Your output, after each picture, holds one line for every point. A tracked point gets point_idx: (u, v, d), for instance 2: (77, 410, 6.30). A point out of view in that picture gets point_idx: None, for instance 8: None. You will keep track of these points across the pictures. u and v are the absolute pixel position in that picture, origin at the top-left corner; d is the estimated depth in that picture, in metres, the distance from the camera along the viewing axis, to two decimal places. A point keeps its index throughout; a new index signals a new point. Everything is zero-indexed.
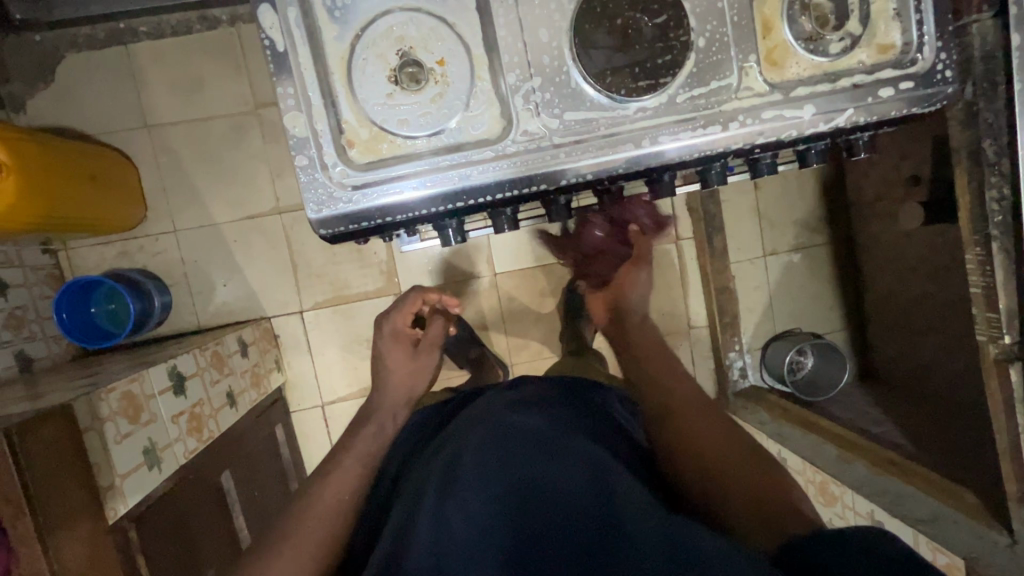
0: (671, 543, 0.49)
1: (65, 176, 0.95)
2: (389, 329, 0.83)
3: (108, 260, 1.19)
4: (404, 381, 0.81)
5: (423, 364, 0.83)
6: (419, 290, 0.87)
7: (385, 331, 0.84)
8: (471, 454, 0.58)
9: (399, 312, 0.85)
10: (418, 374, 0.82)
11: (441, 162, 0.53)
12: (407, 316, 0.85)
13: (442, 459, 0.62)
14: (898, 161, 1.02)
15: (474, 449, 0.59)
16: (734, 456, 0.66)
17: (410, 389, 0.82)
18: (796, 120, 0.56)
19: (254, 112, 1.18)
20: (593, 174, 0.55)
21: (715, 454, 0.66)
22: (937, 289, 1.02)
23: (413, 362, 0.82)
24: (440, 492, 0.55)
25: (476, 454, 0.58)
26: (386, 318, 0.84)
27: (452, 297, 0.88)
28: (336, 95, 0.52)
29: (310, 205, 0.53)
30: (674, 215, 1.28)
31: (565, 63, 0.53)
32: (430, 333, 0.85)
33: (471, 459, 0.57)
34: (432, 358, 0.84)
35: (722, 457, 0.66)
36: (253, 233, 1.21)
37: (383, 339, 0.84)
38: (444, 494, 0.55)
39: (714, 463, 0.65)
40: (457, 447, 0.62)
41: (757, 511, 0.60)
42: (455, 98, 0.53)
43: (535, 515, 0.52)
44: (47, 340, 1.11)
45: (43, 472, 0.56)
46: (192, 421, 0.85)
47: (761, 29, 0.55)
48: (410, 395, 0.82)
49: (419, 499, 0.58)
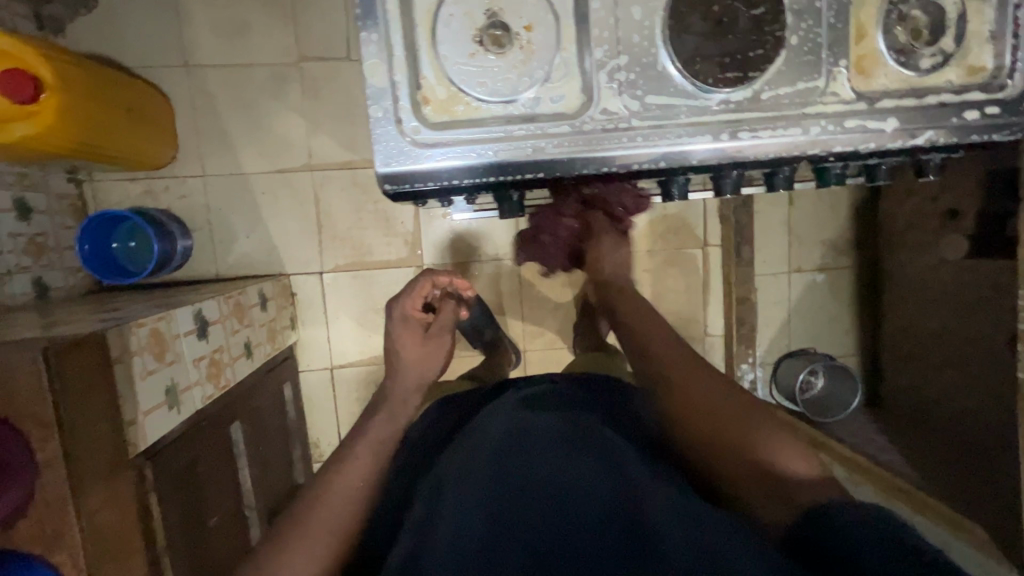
0: (699, 541, 0.47)
1: (104, 105, 0.93)
2: (400, 311, 0.86)
3: (132, 197, 1.16)
4: (418, 362, 0.84)
5: (435, 347, 0.86)
6: (429, 273, 0.89)
7: (394, 315, 0.87)
8: (492, 455, 0.58)
9: (409, 295, 0.87)
10: (430, 357, 0.85)
11: (515, 132, 0.52)
12: (417, 300, 0.87)
13: (459, 456, 0.62)
14: (938, 193, 1.04)
15: (492, 454, 0.58)
16: (757, 430, 0.62)
17: (423, 370, 0.84)
18: (877, 133, 0.55)
19: (297, 65, 1.16)
20: (666, 162, 0.54)
21: (735, 430, 0.62)
22: (958, 325, 1.04)
23: (424, 347, 0.85)
24: (461, 485, 0.55)
25: (497, 455, 0.58)
26: (397, 302, 0.87)
27: (462, 280, 0.91)
28: (419, 49, 0.51)
29: (379, 157, 0.52)
30: (706, 219, 1.27)
31: (655, 44, 0.51)
32: (440, 318, 0.88)
33: (494, 460, 0.57)
34: (444, 341, 0.86)
35: (741, 429, 0.62)
36: (282, 187, 1.19)
37: (394, 322, 0.87)
38: (467, 491, 0.54)
39: (729, 442, 0.61)
40: (470, 450, 0.61)
41: (773, 490, 0.57)
42: (538, 67, 0.51)
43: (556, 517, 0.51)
44: (65, 271, 1.10)
45: (75, 399, 0.55)
46: (212, 367, 0.84)
47: (854, 35, 0.53)
48: (423, 377, 0.84)
49: (442, 485, 0.58)
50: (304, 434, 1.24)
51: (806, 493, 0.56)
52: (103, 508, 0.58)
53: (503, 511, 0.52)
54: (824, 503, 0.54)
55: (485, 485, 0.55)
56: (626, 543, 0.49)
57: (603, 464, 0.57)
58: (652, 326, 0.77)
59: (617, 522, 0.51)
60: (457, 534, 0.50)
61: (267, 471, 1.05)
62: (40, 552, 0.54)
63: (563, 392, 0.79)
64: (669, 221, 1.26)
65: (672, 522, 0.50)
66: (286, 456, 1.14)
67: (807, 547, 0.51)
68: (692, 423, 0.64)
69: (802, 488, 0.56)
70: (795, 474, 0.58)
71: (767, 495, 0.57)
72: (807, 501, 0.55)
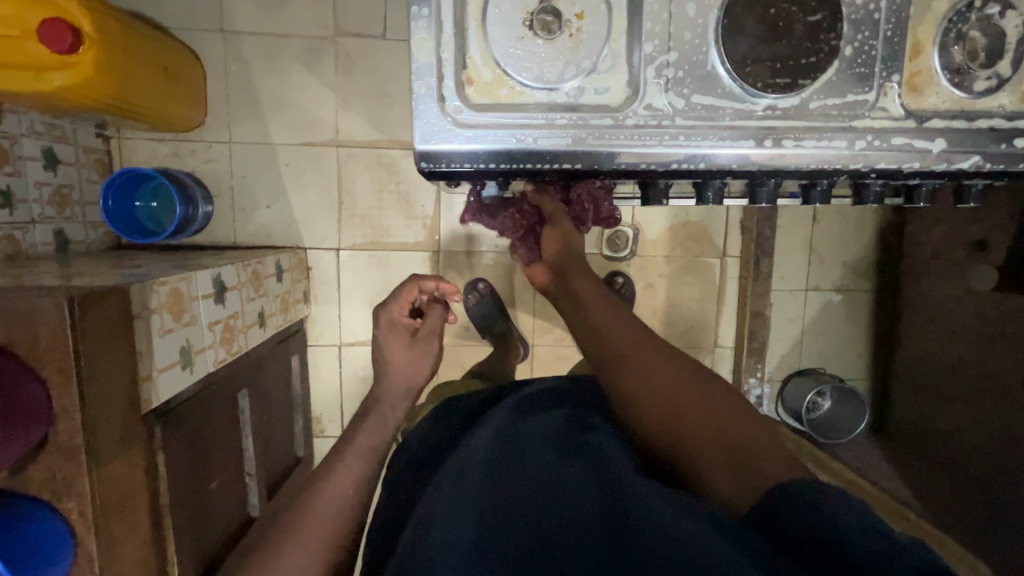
0: (687, 532, 0.46)
1: (139, 61, 0.92)
2: (386, 318, 0.86)
3: (158, 157, 1.17)
4: (404, 369, 0.82)
5: (421, 354, 0.84)
6: (415, 279, 0.89)
7: (381, 321, 0.86)
8: (486, 461, 0.58)
9: (395, 302, 0.87)
10: (416, 363, 0.83)
11: (556, 120, 0.52)
12: (403, 306, 0.87)
13: (456, 461, 0.62)
14: (967, 224, 1.02)
15: (481, 455, 0.59)
16: (732, 423, 0.62)
17: (410, 378, 0.82)
18: (923, 152, 0.54)
19: (332, 40, 1.15)
20: (705, 164, 0.53)
21: (705, 419, 0.62)
22: (975, 358, 1.02)
23: (410, 353, 0.84)
24: (456, 488, 0.55)
25: (491, 460, 0.58)
26: (383, 310, 0.87)
27: (450, 284, 0.88)
28: (468, 29, 0.50)
29: (417, 133, 0.51)
30: (727, 229, 1.26)
31: (706, 43, 0.50)
32: (427, 322, 0.86)
33: (488, 464, 0.58)
34: (430, 347, 0.84)
35: (711, 420, 0.62)
36: (307, 160, 1.19)
37: (381, 329, 0.86)
38: (462, 492, 0.54)
39: (699, 433, 0.61)
40: (465, 454, 0.62)
41: (737, 467, 0.57)
42: (585, 57, 0.51)
43: (536, 506, 0.51)
44: (86, 225, 1.11)
45: (94, 349, 0.55)
46: (226, 332, 0.85)
47: (910, 51, 0.52)
48: (410, 386, 0.82)
49: (439, 488, 0.57)
50: (308, 409, 1.24)
51: (768, 469, 0.55)
52: (114, 460, 0.58)
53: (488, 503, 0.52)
54: (790, 479, 0.53)
55: (478, 492, 0.54)
56: (603, 528, 0.48)
57: (588, 462, 0.58)
58: (610, 310, 0.76)
59: (596, 510, 0.51)
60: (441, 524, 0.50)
61: (269, 441, 1.05)
62: (51, 497, 0.54)
63: (559, 394, 0.79)
64: (690, 228, 1.25)
65: (660, 515, 0.48)
66: (288, 429, 1.15)
67: (773, 527, 0.50)
68: (656, 416, 0.65)
69: (771, 470, 0.55)
70: (760, 454, 0.58)
71: (727, 473, 0.57)
72: (769, 479, 0.54)
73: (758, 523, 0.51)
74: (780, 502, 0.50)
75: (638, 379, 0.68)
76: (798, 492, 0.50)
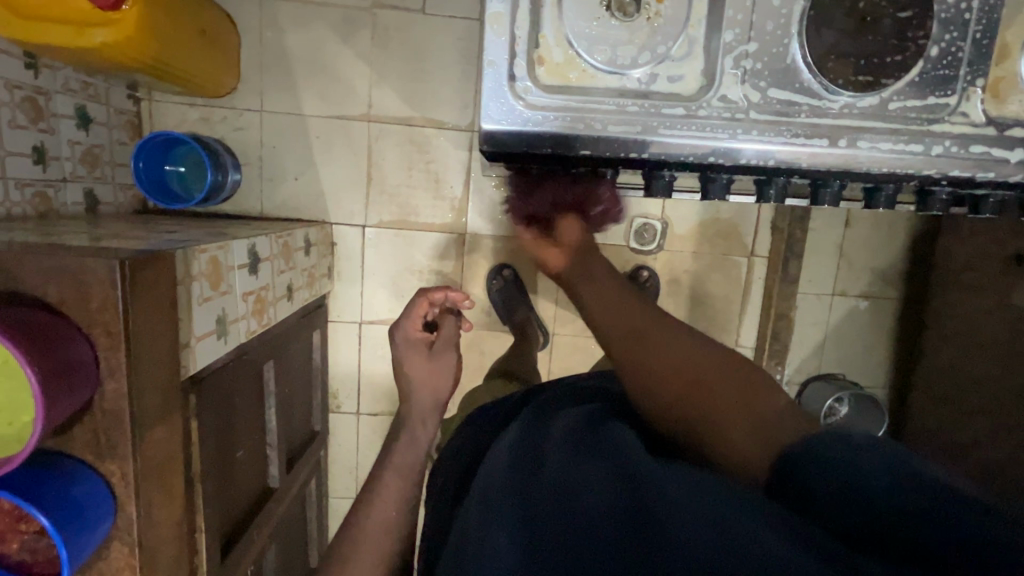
0: (718, 527, 0.43)
1: (182, 25, 0.90)
2: (402, 335, 0.86)
3: (188, 122, 1.15)
4: (428, 381, 0.84)
5: (441, 366, 0.86)
6: (423, 293, 0.87)
7: (398, 339, 0.87)
8: (508, 474, 0.56)
9: (408, 319, 0.86)
10: (436, 377, 0.85)
11: (628, 107, 0.50)
12: (416, 321, 0.87)
13: (479, 476, 0.60)
14: (1004, 236, 1.00)
15: (504, 467, 0.58)
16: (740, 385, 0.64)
17: (437, 390, 0.84)
18: (1000, 163, 0.52)
19: (369, 11, 1.13)
20: (775, 161, 0.52)
21: (702, 379, 0.64)
22: (1001, 373, 1.00)
23: (431, 365, 0.85)
24: (483, 506, 0.53)
25: (513, 472, 0.56)
26: (396, 327, 0.87)
27: (457, 292, 0.87)
28: (544, 6, 0.48)
29: (487, 114, 0.50)
30: (757, 229, 1.24)
31: (789, 33, 0.49)
32: (443, 332, 0.87)
33: (511, 477, 0.55)
34: (450, 357, 0.86)
35: (713, 377, 0.64)
36: (338, 134, 1.17)
37: (398, 345, 0.87)
38: (488, 508, 0.52)
39: (711, 386, 0.63)
40: (487, 468, 0.60)
41: (753, 427, 0.56)
42: (661, 42, 0.49)
43: (563, 499, 0.49)
44: (114, 186, 1.10)
45: (142, 314, 0.54)
46: (257, 303, 0.84)
47: (997, 55, 0.50)
48: (436, 397, 0.84)
49: (466, 506, 0.55)
50: (326, 384, 1.24)
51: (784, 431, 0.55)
52: (154, 426, 0.58)
53: (521, 504, 0.51)
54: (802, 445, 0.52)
55: (505, 507, 0.51)
56: (631, 512, 0.47)
57: (609, 454, 0.55)
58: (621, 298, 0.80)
59: (621, 498, 0.49)
60: (474, 542, 0.48)
61: (290, 414, 1.05)
62: (93, 458, 0.54)
63: (573, 395, 0.77)
64: (720, 226, 1.24)
65: (687, 507, 0.46)
66: (307, 404, 1.15)
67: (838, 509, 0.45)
68: (666, 375, 0.65)
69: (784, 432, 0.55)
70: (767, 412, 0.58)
71: (741, 433, 0.56)
72: (780, 439, 0.54)
73: (790, 501, 0.49)
74: (821, 472, 0.48)
75: (650, 350, 0.69)
76: (837, 459, 0.48)
